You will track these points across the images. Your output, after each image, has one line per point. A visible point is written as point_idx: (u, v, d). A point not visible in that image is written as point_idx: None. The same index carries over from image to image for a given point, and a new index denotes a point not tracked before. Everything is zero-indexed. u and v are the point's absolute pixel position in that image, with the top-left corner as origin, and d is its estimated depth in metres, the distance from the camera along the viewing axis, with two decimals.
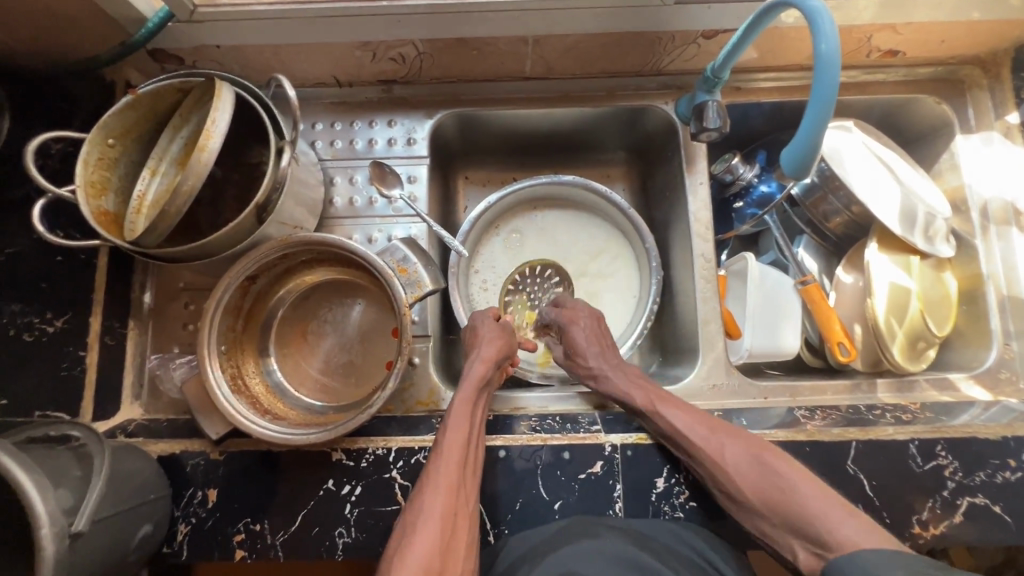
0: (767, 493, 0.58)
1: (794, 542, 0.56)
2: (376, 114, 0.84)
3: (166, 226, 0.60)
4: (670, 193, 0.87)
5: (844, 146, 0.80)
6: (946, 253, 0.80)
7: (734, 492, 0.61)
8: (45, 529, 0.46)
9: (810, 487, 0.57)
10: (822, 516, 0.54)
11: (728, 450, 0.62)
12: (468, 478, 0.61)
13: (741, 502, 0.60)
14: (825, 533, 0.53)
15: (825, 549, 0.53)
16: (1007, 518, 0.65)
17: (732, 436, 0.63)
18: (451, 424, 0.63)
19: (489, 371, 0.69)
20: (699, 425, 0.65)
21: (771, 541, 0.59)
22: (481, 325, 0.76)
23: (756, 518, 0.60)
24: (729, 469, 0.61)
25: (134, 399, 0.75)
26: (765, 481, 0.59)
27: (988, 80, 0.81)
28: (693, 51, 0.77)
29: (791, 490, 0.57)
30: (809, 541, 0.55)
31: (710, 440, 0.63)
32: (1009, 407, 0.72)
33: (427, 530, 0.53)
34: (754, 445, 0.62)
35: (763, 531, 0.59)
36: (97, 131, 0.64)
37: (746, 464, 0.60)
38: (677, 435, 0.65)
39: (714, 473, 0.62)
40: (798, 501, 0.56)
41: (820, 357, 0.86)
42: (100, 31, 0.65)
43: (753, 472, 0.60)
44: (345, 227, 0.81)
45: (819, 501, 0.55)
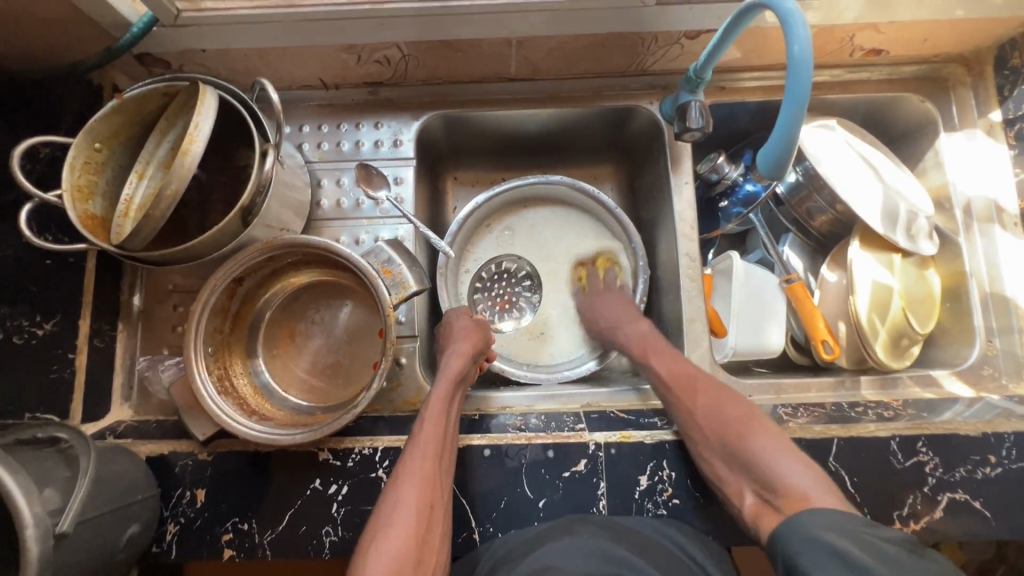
0: (726, 433, 0.63)
1: (745, 487, 0.61)
2: (363, 116, 0.84)
3: (151, 230, 0.61)
4: (656, 193, 0.88)
5: (828, 144, 0.81)
6: (928, 252, 0.81)
7: (699, 438, 0.65)
8: (30, 529, 0.46)
9: (770, 440, 0.61)
10: (773, 462, 0.59)
11: (701, 397, 0.68)
12: (445, 470, 0.63)
13: (702, 446, 0.65)
14: (773, 479, 0.58)
15: (771, 494, 0.57)
16: (988, 513, 0.65)
17: (708, 386, 0.69)
18: (428, 415, 0.65)
19: (466, 366, 0.71)
20: (681, 374, 0.71)
21: (723, 486, 0.63)
22: (456, 317, 0.77)
23: (713, 461, 0.64)
24: (699, 412, 0.67)
25: (124, 401, 0.76)
26: (728, 424, 0.64)
27: (972, 78, 0.82)
28: (676, 51, 0.77)
29: (751, 435, 0.62)
30: (760, 485, 0.59)
31: (688, 386, 0.69)
32: (991, 404, 0.72)
33: (401, 522, 0.56)
34: (725, 395, 0.67)
35: (714, 472, 0.64)
36: (84, 135, 0.64)
37: (714, 412, 0.65)
38: (662, 380, 0.72)
39: (686, 415, 0.67)
40: (756, 450, 0.61)
41: (806, 354, 0.87)
42: (85, 35, 0.66)
43: (719, 416, 0.65)
44: (333, 229, 0.81)
45: (776, 451, 0.60)
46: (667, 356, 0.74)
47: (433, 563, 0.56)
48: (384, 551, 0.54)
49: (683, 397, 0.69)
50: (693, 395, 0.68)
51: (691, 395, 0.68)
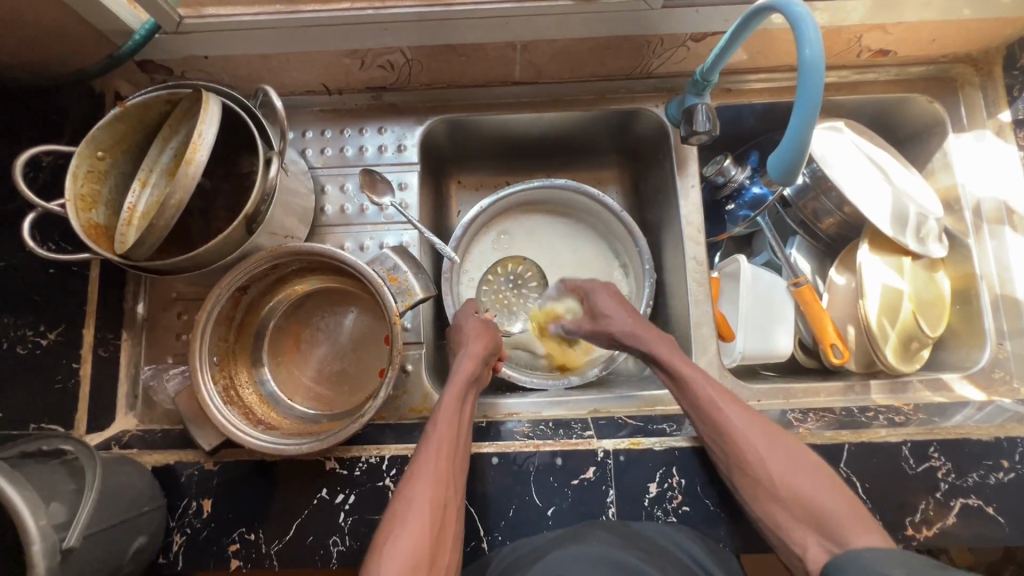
0: (794, 486, 0.59)
1: (809, 538, 0.57)
2: (366, 122, 0.84)
3: (155, 239, 0.60)
4: (662, 196, 0.87)
5: (835, 146, 0.80)
6: (938, 254, 0.80)
7: (768, 484, 0.60)
8: (37, 544, 0.46)
9: (836, 492, 0.59)
10: (850, 522, 0.56)
11: (770, 442, 0.62)
12: (458, 471, 0.62)
13: (761, 492, 0.61)
14: (845, 537, 0.55)
15: (848, 555, 0.54)
16: (1001, 518, 0.64)
17: (769, 429, 0.63)
18: (441, 416, 0.64)
19: (478, 367, 0.70)
20: (743, 410, 0.65)
21: (783, 534, 0.59)
22: (467, 318, 0.77)
23: (772, 508, 0.60)
24: (766, 460, 0.61)
25: (129, 410, 0.75)
26: (796, 476, 0.60)
27: (980, 78, 0.81)
28: (682, 54, 0.76)
29: (818, 489, 0.59)
30: (828, 539, 0.56)
31: (755, 430, 0.63)
32: (1003, 408, 0.72)
33: (415, 524, 0.56)
34: (787, 440, 0.62)
35: (776, 522, 0.60)
36: (85, 144, 0.64)
37: (783, 459, 0.61)
38: (719, 418, 0.64)
39: (749, 462, 0.62)
40: (829, 505, 0.57)
41: (814, 358, 0.86)
42: (86, 43, 0.65)
43: (788, 466, 0.60)
44: (337, 235, 0.81)
45: (847, 508, 0.57)
46: (727, 397, 0.65)
47: (447, 563, 0.56)
48: (397, 552, 0.54)
49: (744, 442, 0.62)
50: (758, 440, 0.62)
51: (755, 440, 0.62)
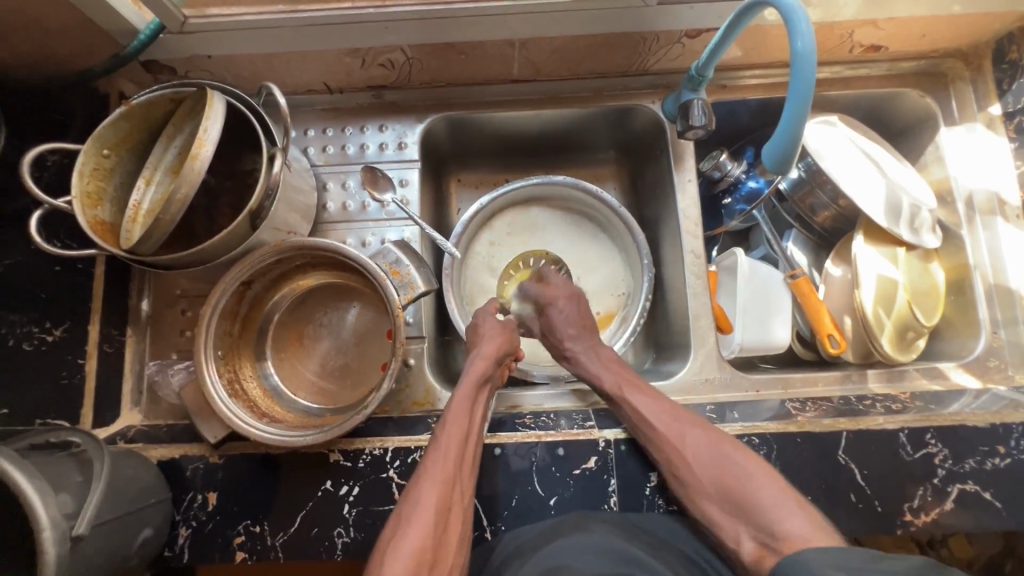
0: (722, 478, 0.62)
1: (743, 532, 0.59)
2: (367, 120, 0.85)
3: (161, 234, 0.61)
4: (659, 191, 0.88)
5: (830, 140, 0.81)
6: (932, 244, 0.81)
7: (690, 480, 0.63)
8: (45, 531, 0.47)
9: (765, 478, 0.60)
10: (771, 507, 0.57)
11: (688, 438, 0.65)
12: (464, 473, 0.63)
13: (694, 490, 0.63)
14: (773, 525, 0.56)
15: (771, 539, 0.56)
16: (998, 503, 0.65)
17: (693, 427, 0.66)
18: (451, 416, 0.65)
19: (489, 368, 0.71)
20: (662, 412, 0.67)
21: (718, 529, 0.62)
22: (484, 320, 0.77)
23: (705, 504, 0.63)
24: (688, 455, 0.64)
25: (134, 406, 0.74)
26: (722, 469, 0.62)
27: (971, 72, 0.82)
28: (678, 50, 0.78)
29: (743, 477, 0.61)
30: (759, 530, 0.57)
31: (673, 428, 0.66)
32: (998, 395, 0.73)
33: (421, 523, 0.56)
34: (711, 435, 0.65)
35: (710, 516, 0.62)
36: (92, 143, 0.65)
37: (705, 453, 0.63)
38: (643, 423, 0.67)
39: (674, 462, 0.64)
40: (754, 492, 0.59)
41: (812, 350, 0.87)
42: (92, 43, 0.67)
43: (711, 460, 0.63)
44: (339, 232, 0.82)
45: (772, 492, 0.58)
46: (647, 397, 0.69)
47: (450, 564, 0.56)
48: (401, 548, 0.54)
49: (665, 443, 0.65)
50: (677, 438, 0.65)
51: (676, 439, 0.65)
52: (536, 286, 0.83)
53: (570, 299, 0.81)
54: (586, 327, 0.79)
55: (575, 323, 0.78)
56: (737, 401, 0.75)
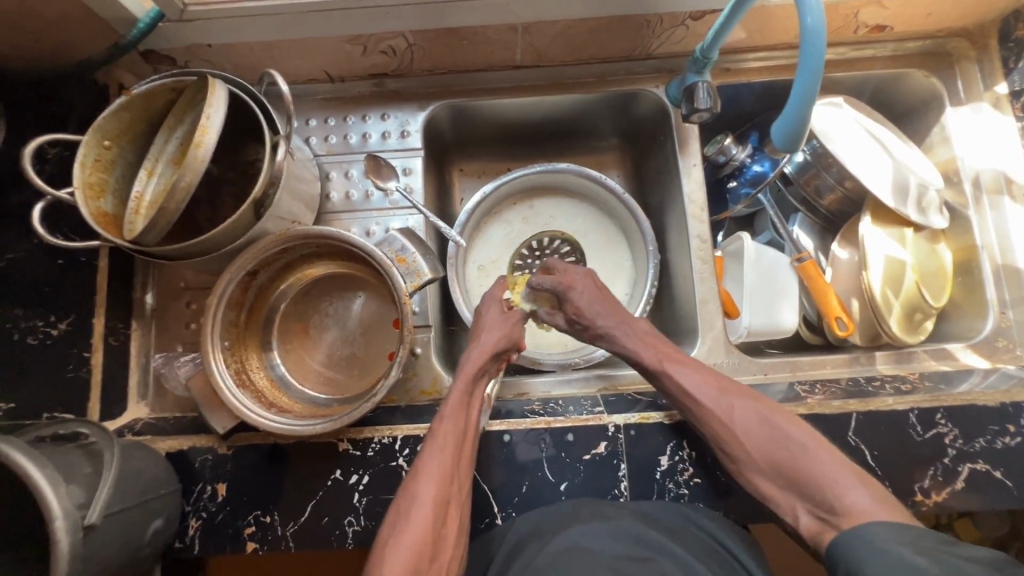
0: (773, 452, 0.60)
1: (799, 506, 0.58)
2: (369, 108, 0.84)
3: (165, 224, 0.60)
4: (664, 177, 0.88)
5: (835, 122, 0.81)
6: (939, 225, 0.81)
7: (742, 455, 0.62)
8: (58, 521, 0.46)
9: (819, 451, 0.58)
10: (832, 481, 0.55)
11: (738, 412, 0.63)
12: (461, 468, 0.62)
13: (746, 464, 0.62)
14: (832, 500, 0.54)
15: (831, 514, 0.54)
16: (1009, 482, 0.65)
17: (740, 398, 0.64)
18: (449, 412, 0.64)
19: (488, 361, 0.70)
20: (709, 386, 0.66)
21: (775, 504, 0.61)
22: (488, 309, 0.75)
23: (758, 479, 0.61)
24: (737, 429, 0.63)
25: (140, 398, 0.75)
26: (772, 442, 0.61)
27: (976, 51, 0.82)
28: (682, 33, 0.77)
29: (797, 450, 0.59)
30: (816, 505, 0.56)
31: (721, 401, 0.64)
32: (1007, 374, 0.72)
33: (417, 519, 0.56)
34: (761, 407, 0.63)
35: (764, 492, 0.61)
36: (93, 133, 0.64)
37: (756, 426, 0.62)
38: (690, 397, 0.66)
39: (722, 436, 0.64)
40: (807, 467, 0.58)
41: (819, 334, 0.87)
42: (89, 32, 0.66)
43: (762, 434, 0.61)
44: (343, 221, 0.81)
45: (829, 467, 0.57)
46: (690, 369, 0.67)
47: (447, 559, 0.56)
48: (400, 545, 0.54)
49: (713, 414, 0.64)
50: (726, 412, 0.64)
51: (724, 413, 0.64)
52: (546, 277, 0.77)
53: (586, 280, 0.76)
54: (609, 302, 0.75)
55: (598, 304, 0.75)
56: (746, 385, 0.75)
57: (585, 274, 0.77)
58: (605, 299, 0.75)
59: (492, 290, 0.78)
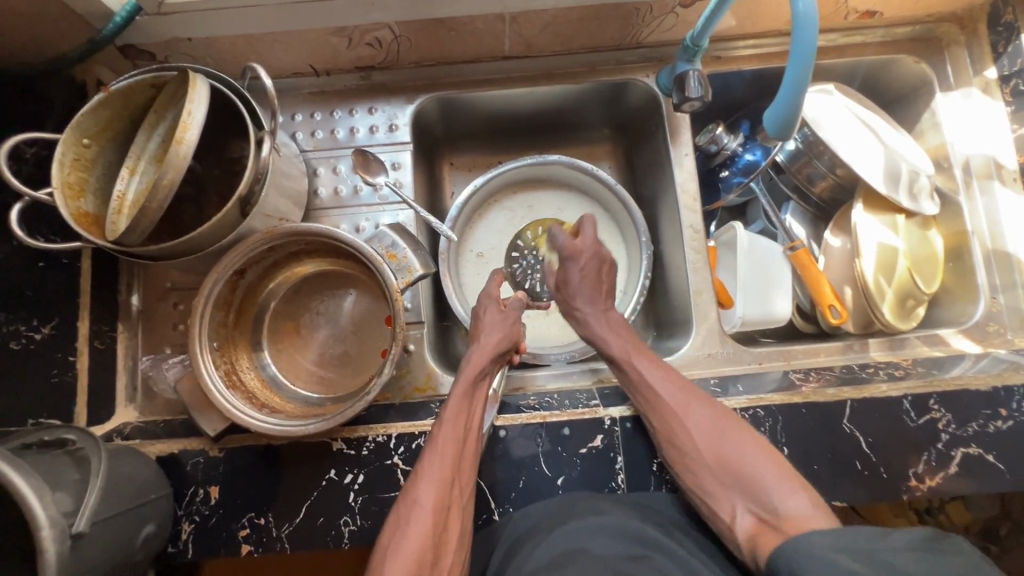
0: (721, 452, 0.61)
1: (738, 505, 0.60)
2: (356, 102, 0.83)
3: (148, 223, 0.58)
4: (656, 168, 0.87)
5: (827, 109, 0.80)
6: (931, 211, 0.81)
7: (690, 450, 0.63)
8: (45, 530, 0.45)
9: (766, 457, 0.60)
10: (774, 484, 0.57)
11: (693, 411, 0.64)
12: (463, 471, 0.62)
13: (691, 460, 0.62)
14: (774, 500, 0.56)
15: (771, 516, 0.56)
16: (1001, 466, 0.66)
17: (698, 398, 0.65)
18: (448, 416, 0.64)
19: (488, 364, 0.70)
20: (669, 382, 0.66)
21: (710, 502, 0.62)
22: (486, 311, 0.75)
23: (702, 475, 0.62)
24: (690, 426, 0.63)
25: (128, 402, 0.74)
26: (721, 442, 0.62)
27: (965, 36, 0.81)
28: (671, 21, 0.76)
29: (743, 451, 0.61)
30: (756, 504, 0.58)
31: (679, 397, 0.65)
32: (998, 358, 0.73)
33: (418, 526, 0.56)
34: (716, 409, 0.64)
35: (703, 488, 0.62)
36: (71, 132, 0.62)
37: (710, 426, 0.63)
38: (649, 389, 0.66)
39: (672, 428, 0.64)
40: (752, 469, 0.59)
41: (812, 322, 0.87)
42: (64, 27, 0.64)
43: (714, 434, 0.62)
44: (332, 218, 0.80)
45: (772, 471, 0.58)
46: (654, 366, 0.68)
47: (450, 561, 0.56)
48: (400, 551, 0.54)
49: (670, 409, 0.64)
50: (683, 409, 0.64)
51: (681, 408, 0.64)
52: (566, 236, 0.77)
53: (594, 259, 0.76)
54: (601, 290, 0.76)
55: (590, 285, 0.76)
56: (741, 374, 0.75)
57: (597, 253, 0.76)
58: (597, 281, 0.76)
59: (486, 291, 0.78)
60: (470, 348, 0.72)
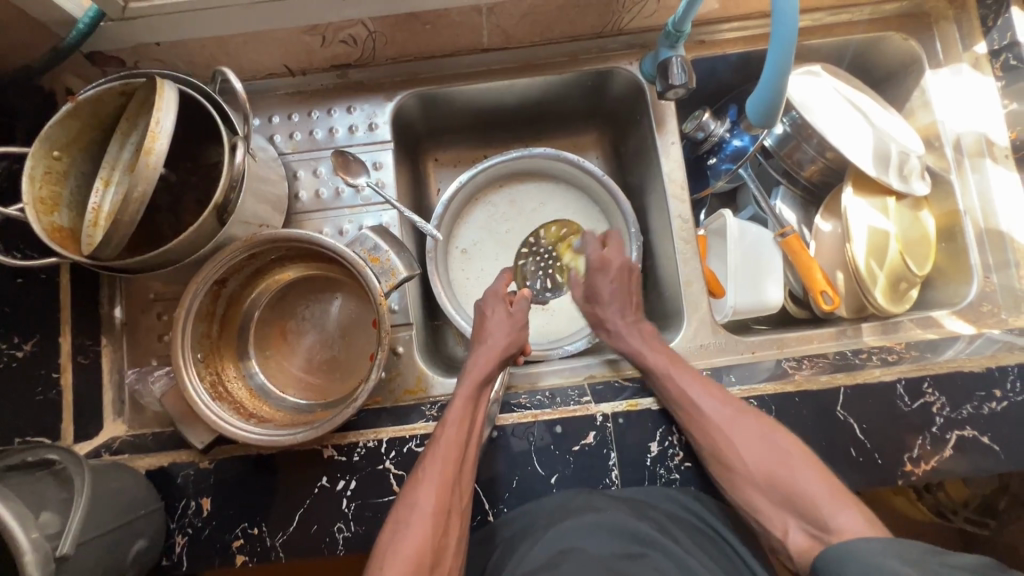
0: (772, 469, 0.61)
1: (790, 522, 0.59)
2: (334, 102, 0.81)
3: (122, 237, 0.57)
4: (643, 156, 0.86)
5: (814, 91, 0.79)
6: (921, 191, 0.79)
7: (740, 467, 0.62)
8: (27, 555, 0.45)
9: (817, 472, 0.59)
10: (824, 502, 0.57)
11: (739, 427, 0.63)
12: (464, 475, 0.61)
13: (740, 475, 0.62)
14: (826, 518, 0.55)
15: (823, 532, 0.55)
16: (996, 447, 0.65)
17: (744, 413, 0.64)
18: (450, 420, 0.63)
19: (491, 370, 0.69)
20: (714, 398, 0.65)
21: (764, 518, 0.61)
22: (492, 310, 0.75)
23: (751, 492, 0.62)
24: (737, 443, 0.62)
25: (117, 416, 0.73)
26: (771, 457, 0.61)
27: (954, 10, 0.80)
28: (652, 7, 0.75)
29: (795, 468, 0.60)
30: (808, 521, 0.57)
31: (724, 414, 0.64)
32: (992, 339, 0.72)
33: (417, 529, 0.55)
34: (762, 423, 0.64)
35: (755, 506, 0.62)
36: (40, 144, 0.60)
37: (756, 441, 0.62)
38: (692, 405, 0.65)
39: (721, 446, 0.63)
40: (801, 486, 0.58)
41: (805, 308, 0.86)
42: (25, 34, 0.62)
43: (761, 449, 0.62)
44: (314, 221, 0.79)
45: (825, 488, 0.58)
46: (703, 390, 0.66)
47: (449, 566, 0.55)
48: (399, 554, 0.53)
49: (714, 426, 0.64)
50: (728, 424, 0.63)
51: (726, 424, 0.64)
52: (594, 248, 0.81)
53: (621, 269, 0.79)
54: (631, 300, 0.78)
55: (621, 296, 0.77)
56: (733, 364, 0.75)
57: (604, 259, 0.79)
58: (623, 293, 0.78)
59: (493, 289, 0.77)
60: (475, 351, 0.71)
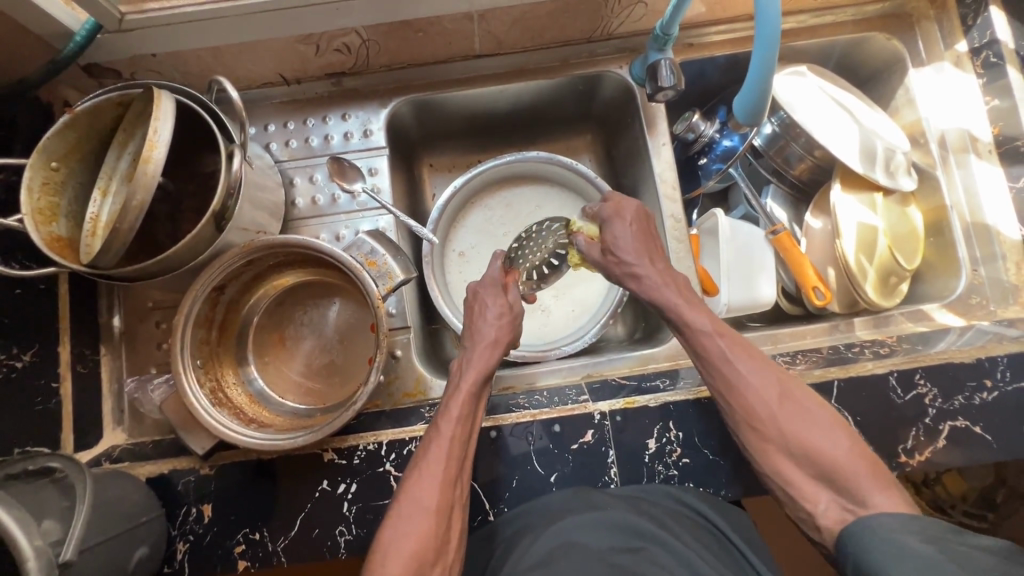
0: (806, 437, 0.57)
1: (822, 493, 0.56)
2: (330, 109, 0.82)
3: (121, 245, 0.57)
4: (635, 158, 0.87)
5: (801, 90, 0.80)
6: (909, 187, 0.81)
7: (772, 434, 0.59)
8: (32, 561, 0.45)
9: (854, 450, 0.56)
10: (855, 480, 0.54)
11: (780, 396, 0.59)
12: (464, 470, 0.61)
13: (773, 441, 0.59)
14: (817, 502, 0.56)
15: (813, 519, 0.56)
16: (988, 437, 0.66)
17: (786, 383, 0.60)
18: (451, 414, 0.62)
19: (493, 362, 0.68)
20: (753, 361, 0.61)
21: (794, 488, 0.58)
22: (491, 299, 0.72)
23: (779, 459, 0.59)
24: (773, 411, 0.59)
25: (117, 425, 0.73)
26: (809, 427, 0.58)
27: (935, 11, 0.82)
28: (641, 11, 0.76)
29: (833, 443, 0.57)
30: (839, 493, 0.55)
31: (766, 380, 0.60)
32: (982, 330, 0.73)
33: (418, 525, 0.55)
34: (808, 396, 0.60)
35: (786, 476, 0.59)
36: (38, 156, 0.61)
37: (793, 411, 0.59)
38: (729, 363, 0.62)
39: (755, 410, 0.60)
40: (838, 456, 0.56)
41: (798, 304, 0.87)
42: (23, 47, 0.63)
43: (798, 418, 0.58)
44: (312, 228, 0.80)
45: (862, 465, 0.55)
46: (745, 355, 0.62)
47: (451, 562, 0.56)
48: (399, 552, 0.53)
49: (752, 392, 0.60)
50: (768, 391, 0.60)
51: (767, 392, 0.60)
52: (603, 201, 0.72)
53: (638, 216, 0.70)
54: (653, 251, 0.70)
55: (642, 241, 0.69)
56: None
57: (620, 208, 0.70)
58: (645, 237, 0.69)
59: (489, 275, 0.75)
60: (472, 343, 0.69)
